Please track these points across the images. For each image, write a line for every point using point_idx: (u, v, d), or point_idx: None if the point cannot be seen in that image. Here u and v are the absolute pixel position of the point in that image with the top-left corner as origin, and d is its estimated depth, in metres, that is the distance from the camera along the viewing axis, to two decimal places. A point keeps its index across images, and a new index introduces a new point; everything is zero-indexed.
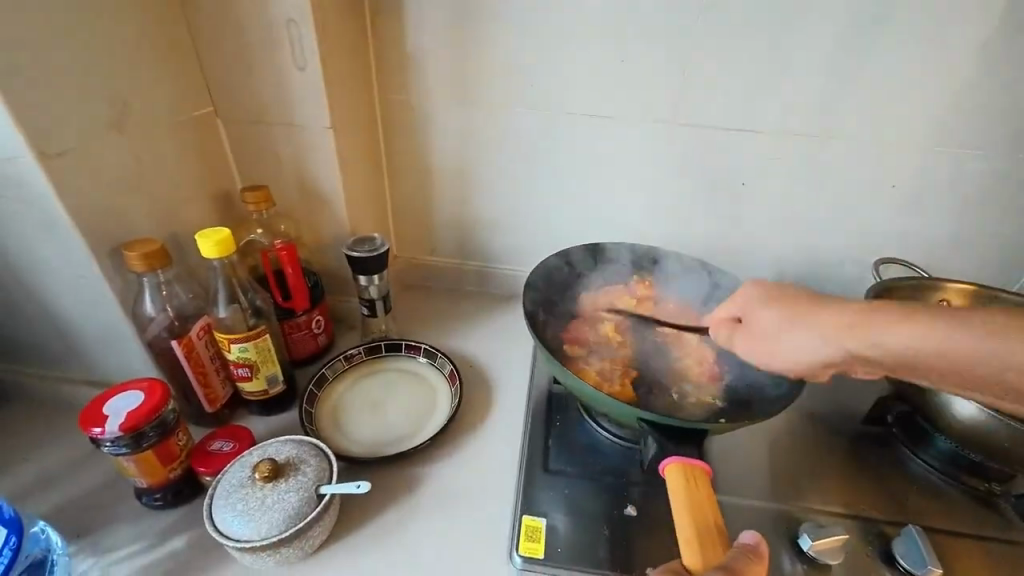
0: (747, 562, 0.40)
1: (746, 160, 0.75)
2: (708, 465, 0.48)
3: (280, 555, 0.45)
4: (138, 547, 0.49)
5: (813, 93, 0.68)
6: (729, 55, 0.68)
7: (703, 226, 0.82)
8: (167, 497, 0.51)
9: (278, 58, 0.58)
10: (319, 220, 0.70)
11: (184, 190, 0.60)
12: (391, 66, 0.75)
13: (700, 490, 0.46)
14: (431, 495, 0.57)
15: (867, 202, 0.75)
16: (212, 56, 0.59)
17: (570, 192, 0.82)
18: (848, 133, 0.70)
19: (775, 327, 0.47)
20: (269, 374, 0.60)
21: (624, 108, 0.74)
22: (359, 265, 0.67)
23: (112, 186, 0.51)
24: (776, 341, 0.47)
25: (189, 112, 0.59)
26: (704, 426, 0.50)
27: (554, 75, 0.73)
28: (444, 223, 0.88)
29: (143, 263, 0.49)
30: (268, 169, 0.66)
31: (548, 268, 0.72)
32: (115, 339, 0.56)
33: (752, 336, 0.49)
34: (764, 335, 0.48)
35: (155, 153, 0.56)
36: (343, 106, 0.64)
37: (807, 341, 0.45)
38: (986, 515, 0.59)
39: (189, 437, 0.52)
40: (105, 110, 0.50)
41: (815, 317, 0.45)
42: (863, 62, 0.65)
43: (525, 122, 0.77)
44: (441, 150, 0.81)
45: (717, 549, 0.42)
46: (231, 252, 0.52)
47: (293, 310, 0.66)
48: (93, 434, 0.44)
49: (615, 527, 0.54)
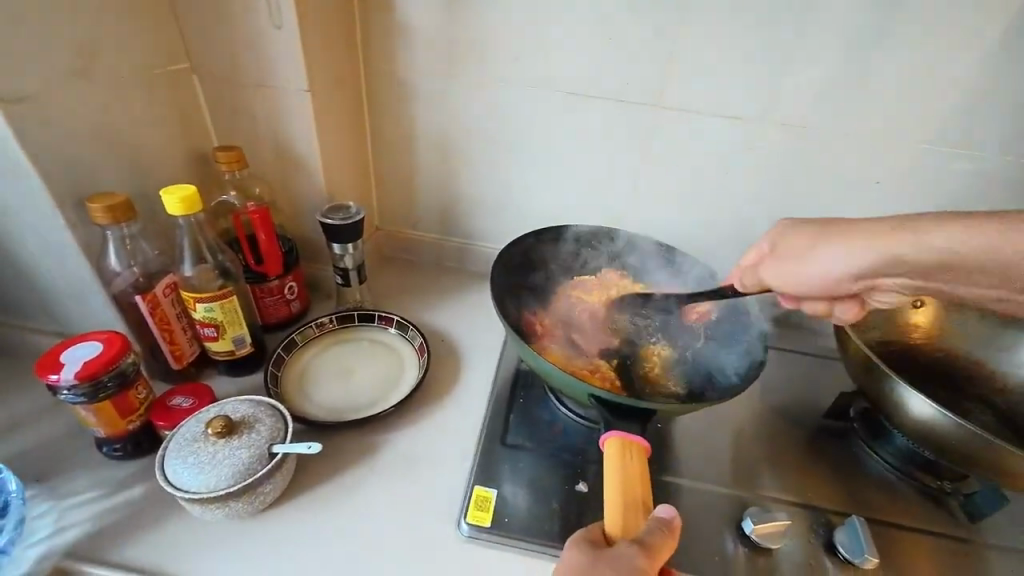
0: (661, 536, 0.41)
1: (731, 147, 0.74)
2: (649, 442, 0.50)
3: (229, 508, 0.47)
4: (94, 494, 0.50)
5: (805, 81, 0.67)
6: (720, 36, 0.66)
7: (687, 212, 0.81)
8: (126, 448, 0.52)
9: (254, 13, 0.57)
10: (296, 185, 0.70)
11: (155, 146, 0.59)
12: (376, 30, 0.73)
13: (631, 465, 0.47)
14: (388, 462, 0.58)
15: (851, 197, 0.74)
16: (187, 9, 0.58)
17: (554, 171, 0.81)
18: (837, 124, 0.69)
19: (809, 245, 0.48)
20: (236, 336, 0.61)
21: (610, 86, 0.72)
22: (332, 232, 0.66)
23: (77, 136, 0.50)
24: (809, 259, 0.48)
25: (163, 67, 0.58)
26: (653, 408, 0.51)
27: (543, 50, 0.71)
28: (427, 196, 0.87)
29: (106, 215, 0.49)
30: (245, 130, 0.66)
31: (521, 246, 0.71)
32: (82, 291, 0.56)
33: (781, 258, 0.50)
34: (794, 256, 0.49)
35: (125, 106, 0.55)
36: (322, 67, 0.63)
37: (833, 263, 0.46)
38: (934, 511, 0.60)
39: (151, 391, 0.52)
40: (72, 58, 0.49)
41: (831, 240, 0.46)
42: (857, 52, 0.64)
43: (511, 96, 0.75)
44: (426, 120, 0.79)
45: (637, 519, 0.44)
46: (197, 210, 0.52)
47: (265, 274, 0.66)
48: (50, 381, 0.45)
49: (565, 502, 0.55)
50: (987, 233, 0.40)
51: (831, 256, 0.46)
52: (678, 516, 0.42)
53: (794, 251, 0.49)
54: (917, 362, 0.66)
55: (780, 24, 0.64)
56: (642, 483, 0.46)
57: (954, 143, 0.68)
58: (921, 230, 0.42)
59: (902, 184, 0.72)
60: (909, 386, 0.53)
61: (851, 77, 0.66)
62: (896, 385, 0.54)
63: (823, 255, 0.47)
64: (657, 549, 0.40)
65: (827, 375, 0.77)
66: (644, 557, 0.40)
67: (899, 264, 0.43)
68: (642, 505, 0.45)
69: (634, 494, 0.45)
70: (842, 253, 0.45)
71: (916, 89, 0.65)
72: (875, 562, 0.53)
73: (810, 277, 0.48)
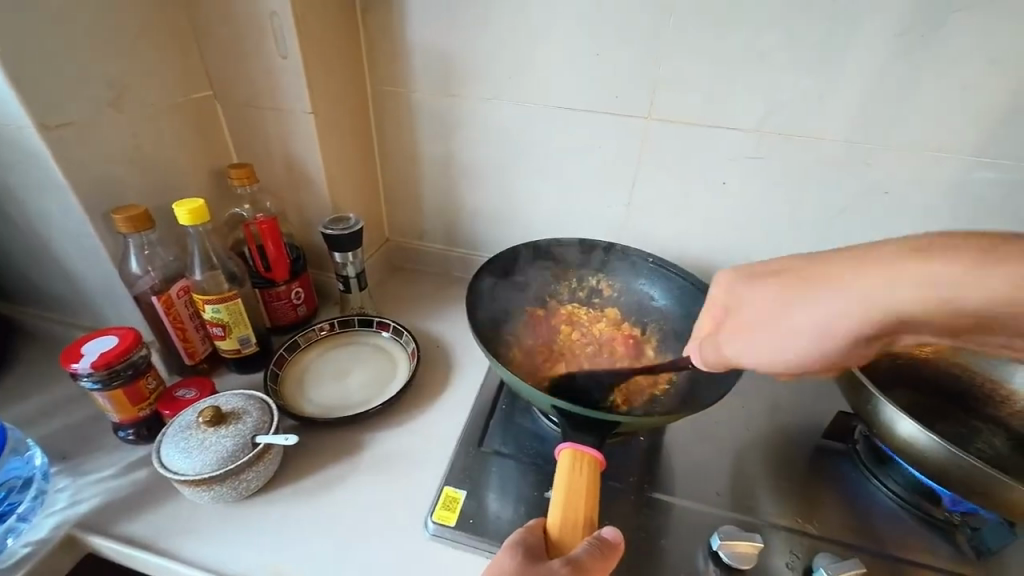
0: (594, 558, 0.42)
1: (727, 160, 0.73)
2: (603, 456, 0.50)
3: (214, 492, 0.51)
4: (108, 473, 0.56)
5: (798, 92, 0.66)
6: (711, 52, 0.66)
7: (686, 224, 0.81)
8: (139, 433, 0.58)
9: (264, 47, 0.63)
10: (304, 199, 0.76)
11: (179, 164, 0.67)
12: (381, 54, 0.77)
13: (582, 477, 0.48)
14: (370, 459, 0.61)
15: (859, 207, 0.72)
16: (209, 46, 0.65)
17: (552, 184, 0.83)
18: (838, 133, 0.67)
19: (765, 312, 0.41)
20: (241, 336, 0.66)
21: (605, 103, 0.74)
22: (335, 242, 0.71)
23: (107, 157, 0.58)
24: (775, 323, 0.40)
25: (187, 96, 0.66)
26: (616, 420, 0.50)
27: (534, 70, 0.73)
28: (431, 208, 0.91)
29: (128, 226, 0.55)
30: (261, 150, 0.73)
31: (497, 264, 0.72)
32: (112, 292, 0.63)
33: (736, 327, 0.44)
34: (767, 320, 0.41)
35: (153, 131, 0.62)
36: (326, 92, 0.69)
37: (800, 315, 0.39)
38: (938, 545, 0.56)
39: (160, 382, 0.58)
40: (105, 90, 0.56)
41: (819, 287, 0.38)
42: (857, 60, 0.62)
43: (508, 114, 0.78)
44: (428, 139, 0.84)
45: (577, 535, 0.44)
46: (204, 221, 0.58)
47: (272, 280, 0.71)
48: (71, 369, 0.51)
49: (534, 508, 0.56)
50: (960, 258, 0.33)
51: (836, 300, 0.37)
52: (622, 541, 0.44)
53: (749, 320, 0.42)
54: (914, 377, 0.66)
55: (768, 35, 0.63)
56: (588, 500, 0.46)
57: (967, 149, 0.64)
58: (891, 263, 0.35)
59: (912, 191, 0.69)
60: (896, 408, 0.50)
61: (848, 85, 0.64)
62: (879, 401, 0.52)
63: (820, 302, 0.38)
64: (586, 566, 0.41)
65: (833, 395, 0.74)
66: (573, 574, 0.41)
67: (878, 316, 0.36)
68: (585, 520, 0.45)
69: (578, 510, 0.45)
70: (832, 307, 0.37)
71: (921, 95, 0.62)
72: None
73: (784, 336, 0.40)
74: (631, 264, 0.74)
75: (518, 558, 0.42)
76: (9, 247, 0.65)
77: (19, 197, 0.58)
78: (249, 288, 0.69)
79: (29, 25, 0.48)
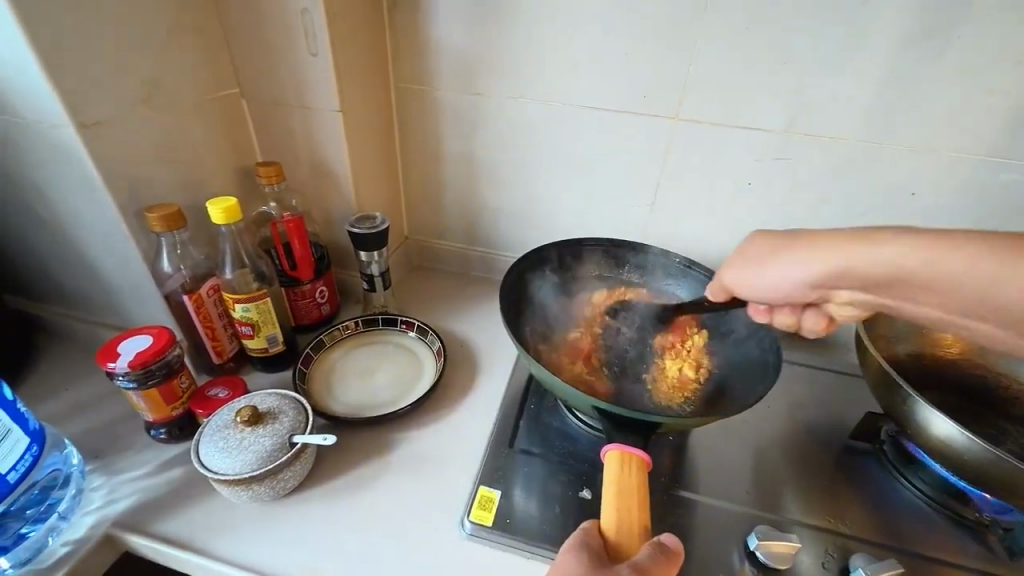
0: (656, 561, 0.42)
1: (753, 162, 0.73)
2: (649, 457, 0.51)
3: (253, 491, 0.51)
4: (141, 472, 0.56)
5: (828, 93, 0.66)
6: (740, 54, 0.66)
7: (711, 226, 0.81)
8: (172, 432, 0.58)
9: (294, 45, 0.63)
10: (329, 197, 0.76)
11: (206, 163, 0.66)
12: (407, 53, 0.77)
13: (631, 478, 0.48)
14: (400, 458, 0.61)
15: (884, 211, 0.72)
16: (237, 43, 0.65)
17: (574, 186, 0.83)
18: (865, 136, 0.67)
19: (763, 252, 0.48)
20: (270, 334, 0.66)
21: (632, 103, 0.73)
22: (360, 242, 0.71)
23: (139, 156, 0.57)
24: (764, 270, 0.48)
25: (215, 95, 0.65)
26: (657, 419, 0.50)
27: (560, 68, 0.73)
28: (453, 207, 0.91)
29: (162, 224, 0.55)
30: (287, 149, 0.73)
31: (523, 267, 0.73)
32: (141, 291, 0.63)
33: (740, 265, 0.50)
34: (760, 260, 0.48)
35: (183, 129, 0.62)
36: (353, 90, 0.69)
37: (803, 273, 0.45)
38: (968, 544, 0.56)
39: (192, 382, 0.58)
40: (138, 88, 0.56)
41: (792, 249, 0.46)
42: (888, 64, 0.62)
43: (533, 115, 0.78)
44: (450, 139, 0.84)
45: (636, 538, 0.45)
46: (236, 219, 0.58)
47: (298, 279, 0.71)
48: (107, 368, 0.51)
49: (568, 508, 0.56)
50: (947, 251, 0.38)
51: (784, 271, 0.46)
52: (682, 548, 0.44)
53: (755, 258, 0.49)
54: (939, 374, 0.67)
55: (797, 35, 0.63)
56: (640, 503, 0.47)
57: (996, 152, 0.64)
58: (844, 241, 0.42)
59: (938, 193, 0.69)
60: (931, 407, 0.51)
61: (877, 87, 0.64)
62: (917, 402, 0.52)
63: (782, 264, 0.46)
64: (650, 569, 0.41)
65: (856, 397, 0.75)
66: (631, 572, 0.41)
67: (851, 275, 0.43)
68: (640, 523, 0.46)
69: (633, 512, 0.46)
70: (789, 278, 0.46)
71: (951, 98, 0.62)
72: None
73: (767, 286, 0.48)
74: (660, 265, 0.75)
75: (581, 560, 0.42)
76: (36, 244, 0.64)
77: (51, 195, 0.58)
78: (276, 287, 0.69)
79: (64, 21, 0.48)
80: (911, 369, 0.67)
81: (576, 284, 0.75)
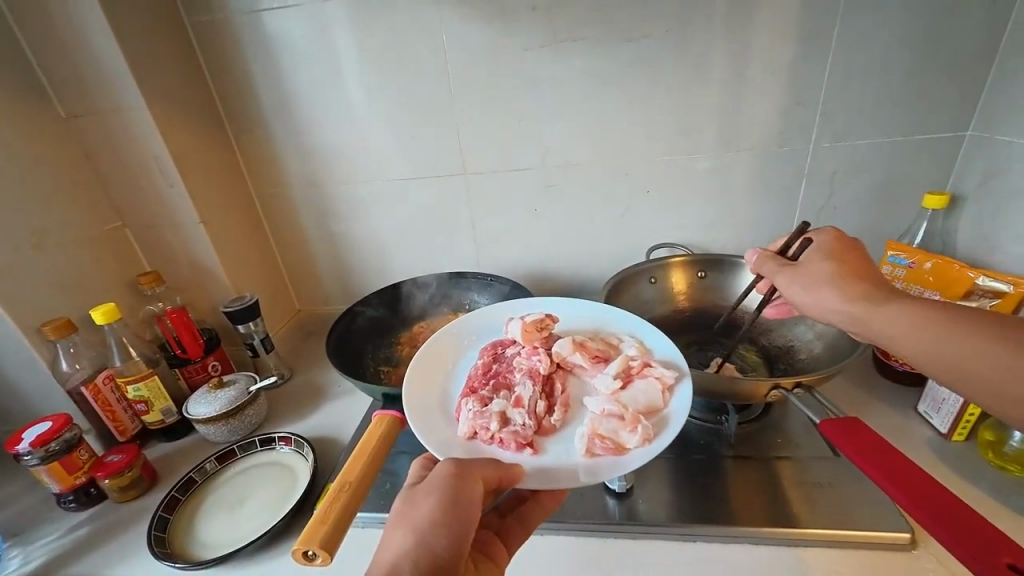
0: (526, 439, 0.56)
1: (531, 192, 0.95)
2: (550, 372, 0.65)
3: (163, 520, 0.66)
4: (55, 535, 0.69)
5: (557, 134, 0.89)
6: (489, 119, 0.89)
7: (523, 244, 1.01)
8: (79, 500, 0.71)
9: (156, 185, 0.84)
10: (207, 288, 0.94)
11: (101, 282, 0.84)
12: (258, 166, 0.99)
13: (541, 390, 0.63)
14: (261, 479, 0.72)
15: (635, 208, 0.94)
16: (112, 186, 0.86)
17: (413, 238, 1.03)
18: (595, 158, 0.90)
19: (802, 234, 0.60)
20: (164, 407, 0.81)
21: (432, 167, 0.95)
22: (235, 316, 0.87)
23: (40, 287, 0.75)
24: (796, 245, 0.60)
25: (101, 230, 0.85)
26: (540, 355, 0.66)
27: (373, 157, 0.95)
28: (327, 273, 1.10)
29: (54, 332, 0.72)
30: (167, 261, 0.92)
31: (360, 315, 0.91)
32: (49, 393, 0.78)
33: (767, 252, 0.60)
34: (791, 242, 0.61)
35: (76, 262, 0.80)
36: (208, 205, 0.89)
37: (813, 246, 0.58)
38: (720, 443, 0.69)
39: (93, 454, 0.72)
40: (30, 238, 0.74)
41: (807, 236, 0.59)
42: (585, 108, 0.86)
43: (365, 191, 0.99)
44: (308, 223, 1.04)
45: (548, 426, 0.58)
46: (116, 317, 0.75)
47: (188, 359, 0.85)
48: (14, 451, 0.64)
49: (396, 482, 0.69)
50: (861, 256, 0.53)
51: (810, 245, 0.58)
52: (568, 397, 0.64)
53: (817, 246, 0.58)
54: (693, 319, 0.85)
55: (521, 100, 0.86)
56: (548, 408, 0.60)
57: (685, 151, 0.87)
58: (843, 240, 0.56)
59: (665, 187, 0.91)
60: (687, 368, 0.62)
61: (586, 124, 0.87)
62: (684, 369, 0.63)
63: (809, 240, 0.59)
64: (528, 440, 0.56)
65: None
66: (521, 441, 0.56)
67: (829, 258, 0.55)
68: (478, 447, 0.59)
69: (541, 418, 0.59)
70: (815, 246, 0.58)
71: (637, 121, 0.86)
72: (631, 483, 0.64)
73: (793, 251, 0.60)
74: (472, 284, 0.96)
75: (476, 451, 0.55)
76: None
77: None
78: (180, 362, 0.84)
79: None
80: (673, 323, 0.85)
81: (409, 318, 0.96)
